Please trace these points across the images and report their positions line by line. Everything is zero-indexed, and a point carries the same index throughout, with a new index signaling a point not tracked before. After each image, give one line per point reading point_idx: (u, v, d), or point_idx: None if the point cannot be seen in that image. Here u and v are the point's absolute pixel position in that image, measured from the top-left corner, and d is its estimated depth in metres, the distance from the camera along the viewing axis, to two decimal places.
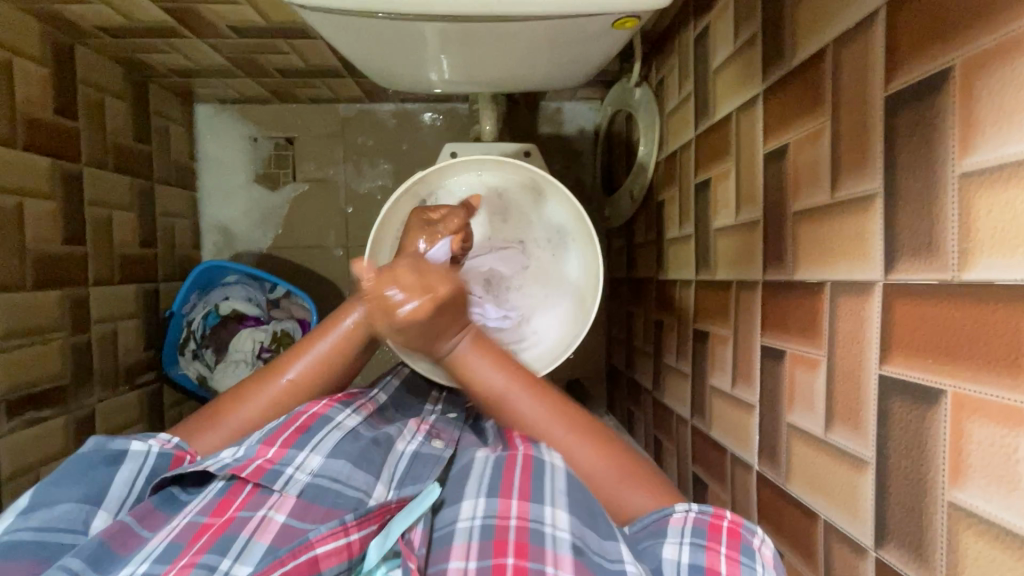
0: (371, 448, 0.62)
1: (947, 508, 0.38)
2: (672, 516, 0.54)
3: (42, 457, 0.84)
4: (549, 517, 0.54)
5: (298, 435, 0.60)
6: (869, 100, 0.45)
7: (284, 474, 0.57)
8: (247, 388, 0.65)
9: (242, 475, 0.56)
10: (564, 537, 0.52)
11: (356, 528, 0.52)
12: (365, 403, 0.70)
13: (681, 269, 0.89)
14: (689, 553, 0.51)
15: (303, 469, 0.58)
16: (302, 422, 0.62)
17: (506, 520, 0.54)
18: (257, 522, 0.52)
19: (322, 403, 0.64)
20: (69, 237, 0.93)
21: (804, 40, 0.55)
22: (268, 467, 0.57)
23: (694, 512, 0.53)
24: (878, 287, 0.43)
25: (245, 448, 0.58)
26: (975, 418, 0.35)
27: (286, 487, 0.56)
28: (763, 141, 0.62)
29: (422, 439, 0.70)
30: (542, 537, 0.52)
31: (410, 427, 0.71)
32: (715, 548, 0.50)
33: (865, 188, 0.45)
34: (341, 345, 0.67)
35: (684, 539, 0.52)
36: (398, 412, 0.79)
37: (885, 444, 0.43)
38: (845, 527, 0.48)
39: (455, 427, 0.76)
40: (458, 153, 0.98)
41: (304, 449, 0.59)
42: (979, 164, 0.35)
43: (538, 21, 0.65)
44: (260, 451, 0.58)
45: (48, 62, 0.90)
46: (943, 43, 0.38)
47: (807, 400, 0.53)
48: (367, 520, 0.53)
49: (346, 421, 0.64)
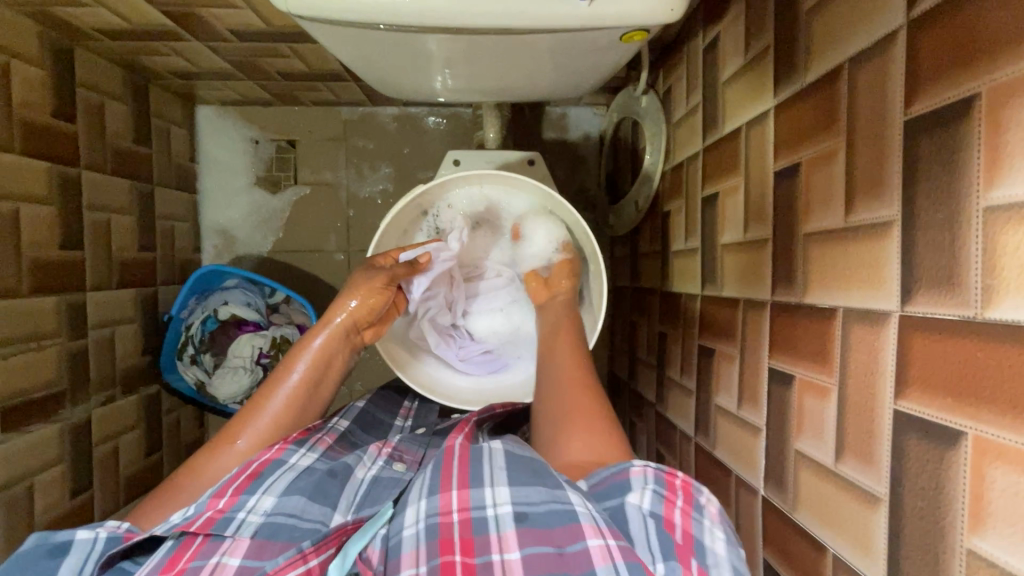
0: (327, 481, 0.62)
1: (967, 554, 0.36)
2: (630, 469, 0.53)
3: (37, 465, 0.83)
4: (489, 498, 0.54)
5: (249, 481, 0.58)
6: (886, 123, 0.44)
7: (236, 519, 0.55)
8: (193, 461, 0.64)
9: (191, 529, 0.53)
10: (506, 511, 0.52)
11: (315, 554, 0.52)
12: (322, 437, 0.69)
13: (686, 282, 0.87)
14: (650, 501, 0.50)
15: (255, 511, 0.56)
16: (253, 469, 0.60)
17: (449, 515, 0.53)
18: (209, 569, 0.50)
19: (274, 446, 0.63)
20: (67, 241, 0.92)
21: (820, 57, 0.53)
22: (218, 517, 0.54)
23: (653, 466, 0.52)
24: (895, 318, 0.42)
25: (194, 506, 0.56)
26: (998, 464, 0.34)
27: (239, 531, 0.54)
28: (774, 158, 0.61)
29: (384, 463, 0.69)
30: (485, 523, 0.52)
31: (371, 451, 0.69)
32: (672, 500, 0.50)
33: (883, 214, 0.44)
34: (291, 401, 0.68)
35: (647, 486, 0.51)
36: (366, 433, 0.79)
37: (901, 482, 0.41)
38: (856, 564, 0.46)
39: (420, 445, 0.75)
40: (461, 160, 0.96)
41: (255, 493, 0.58)
42: (1005, 198, 0.34)
43: (545, 34, 0.63)
44: (209, 504, 0.56)
45: (47, 65, 0.88)
46: (967, 70, 0.36)
47: (817, 428, 0.51)
48: (324, 544, 0.52)
49: (301, 461, 0.63)
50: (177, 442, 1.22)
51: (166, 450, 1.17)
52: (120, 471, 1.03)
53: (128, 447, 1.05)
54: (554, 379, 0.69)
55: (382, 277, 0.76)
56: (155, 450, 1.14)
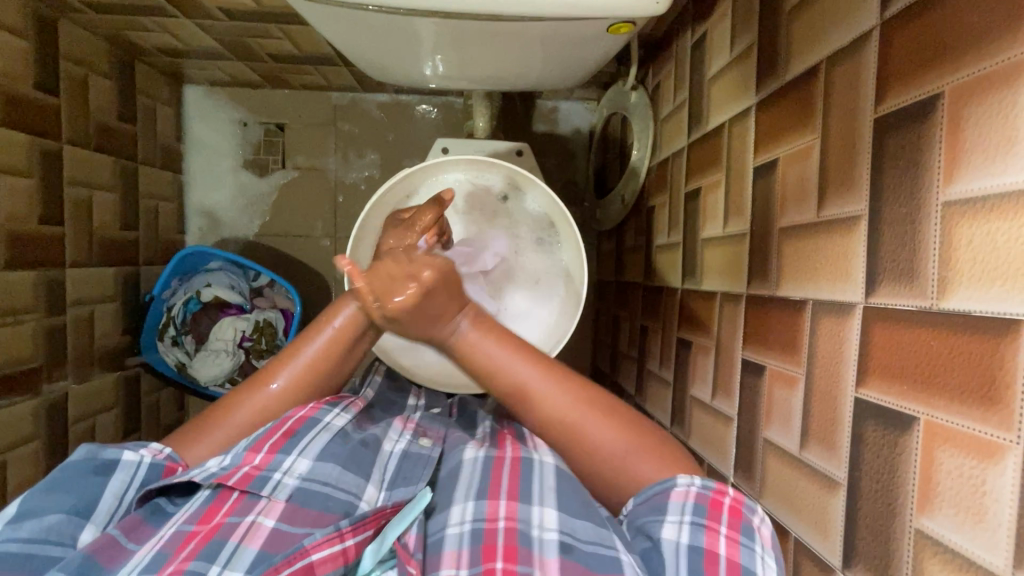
0: (359, 451, 0.60)
1: (914, 534, 0.38)
2: (674, 490, 0.50)
3: (13, 440, 0.82)
4: (537, 517, 0.53)
5: (286, 440, 0.58)
6: (859, 120, 0.45)
7: (272, 479, 0.55)
8: (237, 397, 0.62)
9: (227, 483, 0.54)
10: (552, 537, 0.50)
11: (351, 533, 0.50)
12: (353, 402, 0.68)
13: (667, 274, 0.88)
14: (688, 534, 0.48)
15: (291, 473, 0.56)
16: (288, 426, 0.59)
17: (495, 523, 0.52)
18: (245, 527, 0.51)
19: (309, 405, 0.62)
20: (47, 216, 0.91)
21: (800, 54, 0.54)
22: (256, 474, 0.55)
23: (696, 487, 0.50)
24: (859, 308, 0.43)
25: (230, 457, 0.56)
26: (946, 447, 0.36)
27: (274, 492, 0.54)
28: (754, 154, 0.62)
29: (410, 437, 0.66)
30: (529, 539, 0.51)
31: (397, 426, 0.68)
32: (716, 528, 0.48)
33: (852, 209, 0.45)
34: (326, 352, 0.62)
35: (685, 517, 0.49)
36: (385, 411, 0.75)
37: (858, 467, 0.43)
38: (815, 546, 0.48)
39: (441, 424, 0.72)
40: (450, 148, 0.96)
41: (291, 454, 0.57)
42: (962, 193, 0.35)
43: (534, 22, 0.64)
44: (247, 458, 0.56)
45: (30, 36, 0.87)
46: (931, 70, 0.38)
47: (784, 417, 0.53)
48: (362, 525, 0.51)
49: (335, 421, 0.62)
50: (156, 424, 1.21)
51: (144, 431, 1.16)
52: None
53: (106, 426, 1.04)
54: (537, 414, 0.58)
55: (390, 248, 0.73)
56: (134, 430, 1.13)
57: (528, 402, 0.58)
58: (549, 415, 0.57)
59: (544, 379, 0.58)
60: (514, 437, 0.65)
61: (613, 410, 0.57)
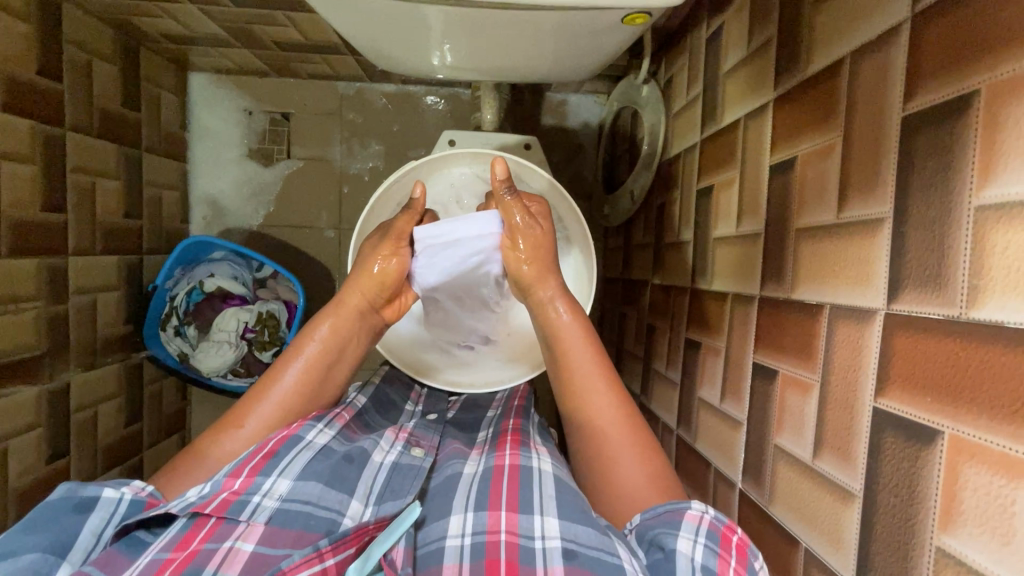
0: (342, 466, 0.59)
1: (935, 552, 0.36)
2: (686, 512, 0.49)
3: (14, 429, 0.82)
4: (537, 529, 0.52)
5: (266, 460, 0.57)
6: (885, 119, 0.43)
7: (251, 503, 0.53)
8: (207, 439, 0.61)
9: (205, 510, 0.51)
10: (555, 545, 0.49)
11: (331, 553, 0.47)
12: (340, 414, 0.68)
13: (676, 273, 0.87)
14: (702, 553, 0.46)
15: (271, 495, 0.54)
16: (269, 448, 0.58)
17: (495, 536, 0.52)
18: (223, 553, 0.48)
19: (291, 424, 0.62)
20: (49, 203, 0.90)
21: (822, 49, 0.52)
22: (234, 499, 0.53)
23: (710, 515, 0.49)
24: (880, 314, 0.42)
25: (209, 484, 0.54)
26: (972, 463, 0.34)
27: (253, 516, 0.52)
28: (770, 152, 0.60)
29: (402, 447, 0.66)
30: (532, 553, 0.50)
31: (388, 436, 0.67)
32: (726, 558, 0.46)
33: (874, 211, 0.43)
34: (305, 382, 0.66)
35: (698, 537, 0.47)
36: (381, 414, 0.76)
37: (875, 479, 0.41)
38: (828, 559, 0.46)
39: (435, 432, 0.72)
40: (456, 140, 0.95)
41: (271, 474, 0.56)
42: (997, 197, 0.33)
43: (546, 12, 0.62)
44: (225, 484, 0.54)
45: (32, 19, 0.85)
46: (969, 66, 0.36)
47: (797, 424, 0.51)
48: (343, 544, 0.48)
49: (317, 439, 0.61)
50: (158, 414, 1.21)
51: (146, 421, 1.16)
52: (99, 439, 1.01)
53: (108, 416, 1.04)
54: (584, 410, 0.64)
55: (393, 241, 0.72)
56: (135, 419, 1.13)
57: (583, 388, 0.65)
58: (593, 408, 0.63)
59: (599, 373, 0.65)
60: (513, 440, 0.65)
61: (638, 428, 0.62)
